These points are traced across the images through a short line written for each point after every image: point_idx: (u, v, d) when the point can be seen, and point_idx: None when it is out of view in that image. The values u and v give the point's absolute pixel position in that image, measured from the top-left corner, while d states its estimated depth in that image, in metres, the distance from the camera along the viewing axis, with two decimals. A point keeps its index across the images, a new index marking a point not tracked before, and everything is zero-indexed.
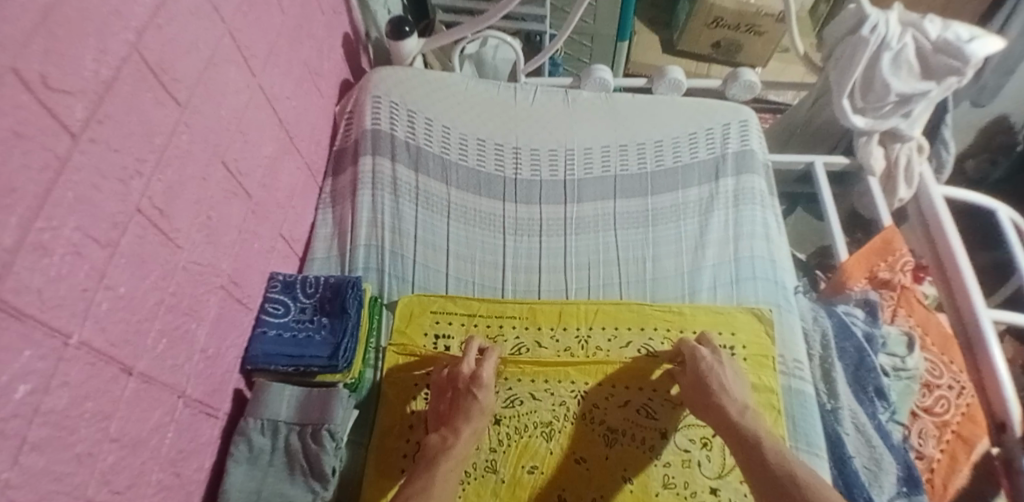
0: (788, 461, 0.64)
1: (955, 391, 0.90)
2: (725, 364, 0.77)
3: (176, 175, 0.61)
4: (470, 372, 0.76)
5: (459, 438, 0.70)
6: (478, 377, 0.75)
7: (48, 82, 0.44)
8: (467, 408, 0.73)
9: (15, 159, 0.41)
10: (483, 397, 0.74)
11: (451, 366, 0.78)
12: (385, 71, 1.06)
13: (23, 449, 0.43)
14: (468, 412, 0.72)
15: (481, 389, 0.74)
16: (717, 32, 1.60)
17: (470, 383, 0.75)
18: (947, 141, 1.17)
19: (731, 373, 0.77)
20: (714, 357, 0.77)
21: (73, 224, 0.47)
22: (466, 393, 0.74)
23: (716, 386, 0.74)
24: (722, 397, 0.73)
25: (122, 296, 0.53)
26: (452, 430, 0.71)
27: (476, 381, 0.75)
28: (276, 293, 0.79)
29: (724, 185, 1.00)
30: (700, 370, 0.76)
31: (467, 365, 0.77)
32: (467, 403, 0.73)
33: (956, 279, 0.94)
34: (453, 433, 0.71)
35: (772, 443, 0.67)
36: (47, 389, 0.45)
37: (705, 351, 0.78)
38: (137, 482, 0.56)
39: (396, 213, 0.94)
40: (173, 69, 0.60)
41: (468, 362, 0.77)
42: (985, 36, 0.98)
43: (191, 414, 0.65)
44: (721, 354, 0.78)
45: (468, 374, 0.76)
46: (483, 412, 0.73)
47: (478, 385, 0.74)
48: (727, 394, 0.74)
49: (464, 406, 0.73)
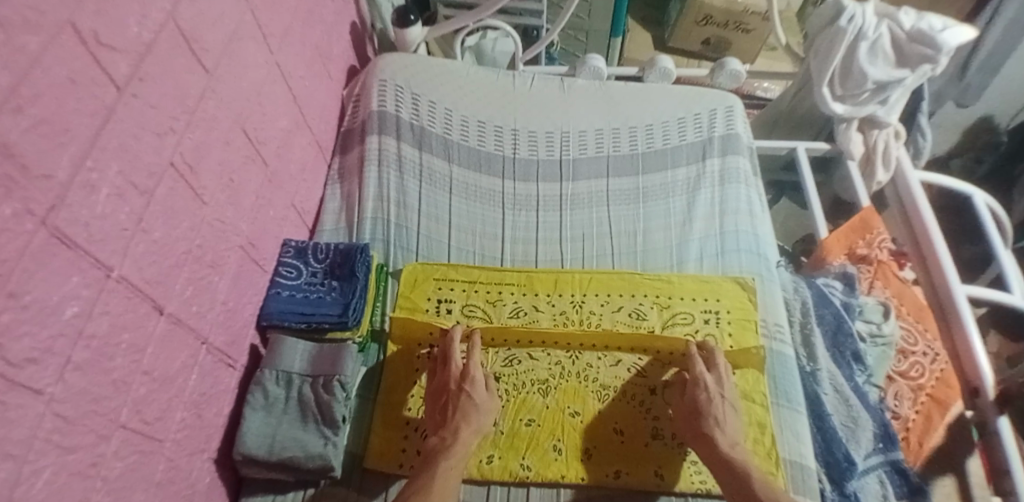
0: (777, 495, 0.69)
1: (930, 357, 0.95)
2: (726, 400, 0.78)
3: (203, 137, 0.66)
4: (459, 371, 0.80)
5: (459, 437, 0.73)
6: (470, 377, 0.78)
7: (99, 38, 0.49)
8: (463, 409, 0.75)
9: (70, 104, 0.46)
10: (478, 397, 0.77)
11: (438, 371, 0.81)
12: (391, 57, 1.12)
13: (67, 368, 0.47)
14: (465, 412, 0.75)
15: (474, 386, 0.78)
16: (706, 29, 1.67)
17: (461, 382, 0.78)
18: (923, 128, 1.24)
19: (729, 409, 0.78)
20: (717, 388, 0.79)
21: (116, 169, 0.52)
22: (460, 395, 0.77)
23: (712, 419, 0.75)
24: (716, 431, 0.75)
25: (155, 240, 0.58)
26: (451, 432, 0.74)
27: (468, 380, 0.78)
28: (289, 257, 0.85)
29: (710, 165, 1.05)
30: (699, 402, 0.77)
31: (456, 366, 0.80)
32: (463, 403, 0.76)
33: (934, 263, 1.01)
34: (451, 434, 0.74)
35: (761, 478, 0.71)
36: (91, 315, 0.50)
37: (708, 380, 0.79)
38: (163, 416, 0.61)
39: (401, 188, 0.99)
40: (202, 39, 0.65)
41: (456, 361, 0.80)
42: (956, 26, 1.05)
43: (212, 361, 0.69)
44: (724, 385, 0.79)
45: (457, 374, 0.79)
46: (489, 410, 0.77)
47: (470, 385, 0.78)
48: (720, 428, 0.75)
49: (461, 407, 0.76)
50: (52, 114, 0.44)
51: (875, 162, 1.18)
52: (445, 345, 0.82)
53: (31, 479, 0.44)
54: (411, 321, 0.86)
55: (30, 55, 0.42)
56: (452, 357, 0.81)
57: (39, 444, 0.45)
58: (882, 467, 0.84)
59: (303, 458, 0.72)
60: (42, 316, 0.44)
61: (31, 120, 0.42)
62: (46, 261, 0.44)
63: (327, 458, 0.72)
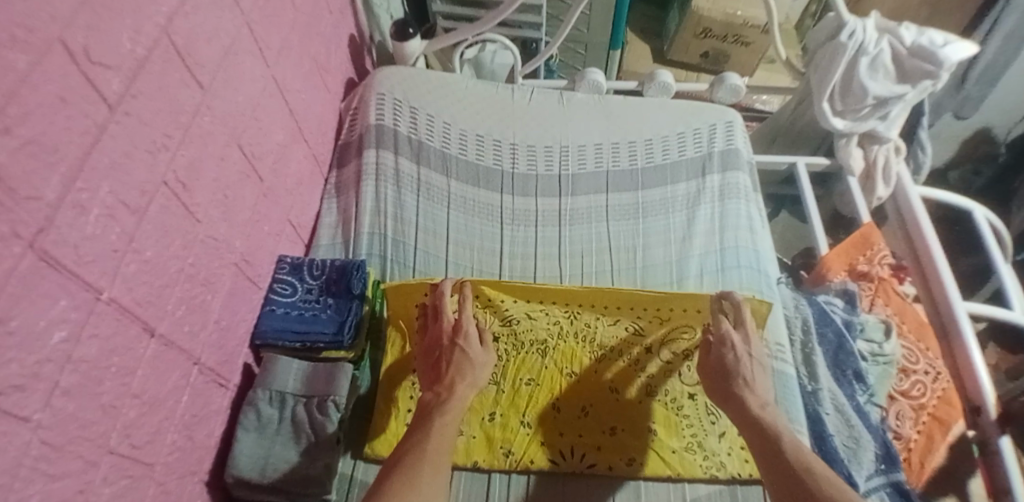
0: (809, 459, 0.66)
1: (931, 377, 0.94)
2: (754, 358, 0.78)
3: (197, 154, 0.65)
4: (451, 325, 0.78)
5: (453, 392, 0.72)
6: (463, 331, 0.77)
7: (90, 54, 0.48)
8: (456, 361, 0.74)
9: (59, 123, 0.45)
10: (471, 348, 0.76)
11: (433, 326, 0.79)
12: (389, 70, 1.12)
13: (55, 393, 0.46)
14: (458, 365, 0.74)
15: (466, 340, 0.76)
16: (705, 42, 1.67)
17: (454, 337, 0.77)
18: (924, 143, 1.24)
19: (759, 369, 0.77)
20: (744, 346, 0.78)
21: (107, 189, 0.51)
22: (454, 349, 0.76)
23: (741, 381, 0.75)
24: (745, 390, 0.74)
25: (147, 260, 0.57)
26: (446, 387, 0.73)
27: (461, 335, 0.77)
28: (284, 273, 0.84)
29: (710, 181, 1.05)
30: (727, 362, 0.76)
31: (450, 320, 0.79)
32: (457, 357, 0.75)
33: (938, 284, 1.00)
34: (447, 389, 0.72)
35: (791, 440, 0.68)
36: (79, 339, 0.48)
37: (736, 338, 0.78)
38: (153, 439, 0.60)
39: (398, 203, 0.98)
40: (197, 54, 0.64)
41: (448, 314, 0.79)
42: (956, 41, 1.06)
43: (204, 381, 0.68)
44: (751, 344, 0.79)
45: (450, 327, 0.78)
46: (485, 364, 0.75)
47: (463, 339, 0.76)
48: (750, 389, 0.74)
49: (456, 361, 0.75)
50: (40, 133, 0.43)
51: (876, 178, 1.17)
52: (436, 299, 0.80)
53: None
54: (404, 286, 0.84)
55: (19, 74, 0.41)
56: (444, 312, 0.79)
57: (25, 472, 0.43)
58: (885, 487, 0.83)
59: (297, 481, 0.71)
60: (28, 342, 0.43)
61: (20, 140, 0.41)
62: (34, 285, 0.43)
63: (321, 479, 0.71)
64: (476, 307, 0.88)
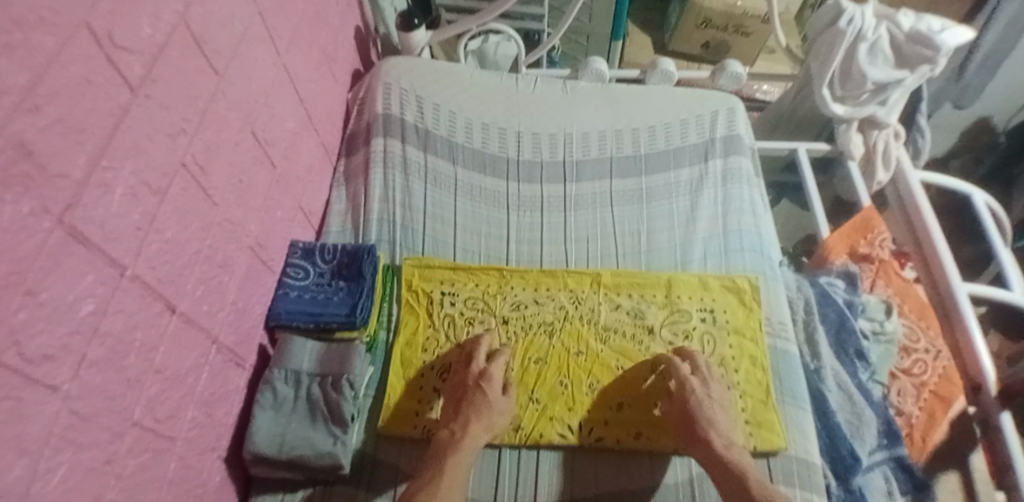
0: None
1: (932, 354, 0.95)
2: (715, 400, 0.77)
3: (213, 138, 0.67)
4: (479, 369, 0.79)
5: (467, 432, 0.73)
6: (488, 374, 0.78)
7: (113, 38, 0.50)
8: (476, 404, 0.76)
9: (84, 105, 0.47)
10: (492, 395, 0.77)
11: (462, 367, 0.81)
12: (395, 60, 1.13)
13: (82, 365, 0.48)
14: (476, 408, 0.75)
15: (490, 385, 0.77)
16: (706, 32, 1.69)
17: (479, 379, 0.78)
18: (923, 128, 1.25)
19: (720, 408, 0.77)
20: (703, 390, 0.78)
21: (130, 169, 0.53)
22: (476, 391, 0.77)
23: (706, 422, 0.75)
24: (711, 433, 0.74)
25: (167, 240, 0.59)
26: (460, 425, 0.74)
27: (485, 378, 0.78)
28: (297, 258, 0.86)
29: (712, 166, 1.06)
30: (689, 406, 0.76)
31: (478, 363, 0.80)
32: (477, 399, 0.76)
33: (937, 267, 1.01)
34: (461, 428, 0.74)
35: (757, 482, 0.70)
36: (105, 313, 0.50)
37: (695, 384, 0.78)
38: (175, 415, 0.61)
39: (406, 189, 1.00)
40: (212, 42, 0.66)
41: (479, 359, 0.81)
42: (953, 26, 1.07)
43: (221, 361, 0.70)
44: (711, 386, 0.79)
45: (477, 371, 0.79)
46: (503, 411, 0.77)
47: (487, 383, 0.77)
48: (715, 429, 0.75)
49: (475, 401, 0.76)
50: (67, 113, 0.45)
51: (876, 162, 1.19)
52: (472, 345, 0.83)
53: (47, 476, 0.44)
54: (421, 276, 0.92)
55: (47, 55, 0.42)
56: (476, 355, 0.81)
57: (55, 441, 0.45)
58: (887, 463, 0.86)
59: (312, 457, 0.72)
60: (58, 314, 0.45)
61: (48, 119, 0.43)
62: (63, 259, 0.45)
63: (336, 457, 0.72)
64: (487, 293, 0.92)
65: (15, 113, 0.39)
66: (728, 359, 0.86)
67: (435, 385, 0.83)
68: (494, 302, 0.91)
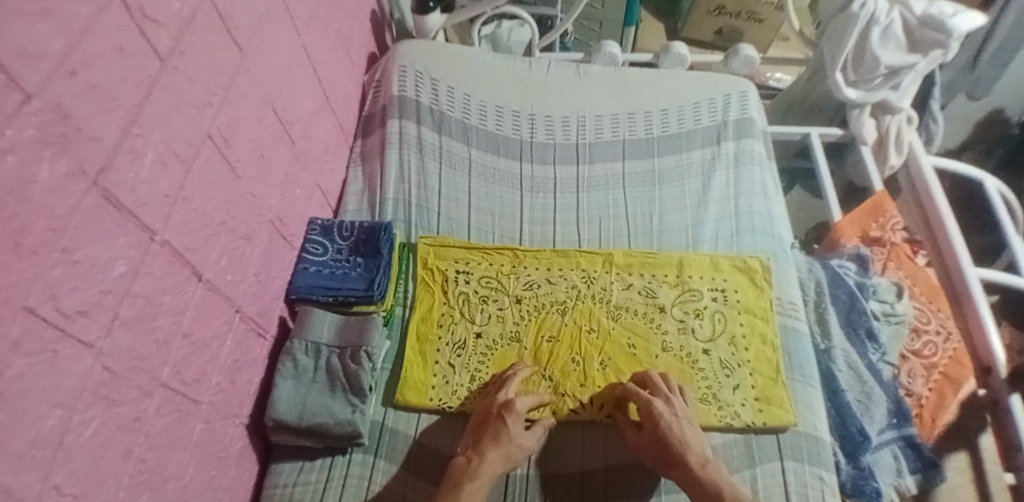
0: None
1: (942, 336, 0.95)
2: (682, 418, 0.75)
3: (236, 113, 0.69)
4: (504, 398, 0.77)
5: (485, 460, 0.71)
6: (512, 406, 0.75)
7: (143, 10, 0.52)
8: (497, 433, 0.73)
9: (117, 73, 0.49)
10: (513, 428, 0.74)
11: (490, 394, 0.79)
12: (410, 43, 1.15)
13: (115, 323, 0.49)
14: (497, 438, 0.73)
15: (512, 416, 0.74)
16: (719, 18, 1.69)
17: (501, 409, 0.75)
18: (936, 114, 1.26)
19: (688, 425, 0.75)
20: (669, 410, 0.75)
21: (159, 137, 0.55)
22: (498, 420, 0.74)
23: (677, 441, 0.72)
24: (685, 452, 0.72)
25: (194, 209, 0.61)
26: (477, 453, 0.72)
27: (508, 408, 0.75)
28: (315, 235, 0.88)
29: (725, 148, 1.07)
30: (659, 428, 0.73)
31: (506, 393, 0.77)
32: (499, 429, 0.73)
33: (948, 254, 0.99)
34: (478, 454, 0.72)
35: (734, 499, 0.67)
36: (136, 275, 0.52)
37: (661, 405, 0.75)
38: (200, 379, 0.63)
39: (421, 170, 1.02)
40: (235, 18, 0.68)
41: (507, 389, 0.78)
42: (966, 11, 1.06)
43: (244, 330, 0.72)
44: (676, 405, 0.76)
45: (502, 400, 0.76)
46: (527, 447, 0.74)
47: (509, 414, 0.74)
48: (688, 448, 0.72)
49: (495, 430, 0.73)
50: (101, 80, 0.47)
51: (888, 146, 1.19)
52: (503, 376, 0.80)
53: (80, 428, 0.45)
54: (437, 253, 0.94)
55: (83, 22, 0.44)
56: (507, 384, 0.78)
57: (88, 395, 0.46)
58: (897, 442, 0.86)
59: (332, 425, 0.74)
60: (93, 273, 0.46)
61: (84, 84, 0.45)
62: (97, 220, 0.47)
63: (356, 424, 0.74)
64: (501, 272, 0.93)
65: (53, 76, 0.41)
66: (738, 337, 0.87)
67: (451, 360, 0.85)
68: (507, 281, 0.92)
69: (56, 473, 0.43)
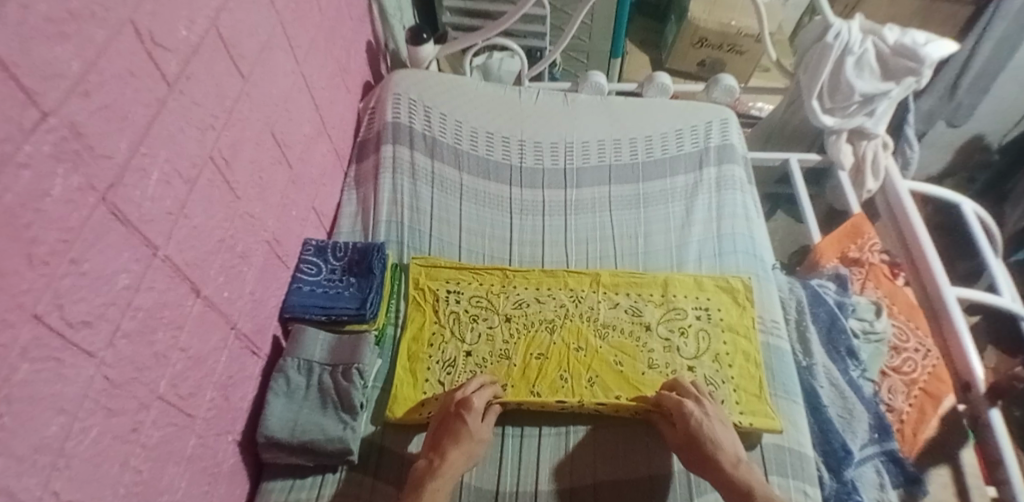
0: None
1: (922, 353, 0.98)
2: (713, 417, 0.78)
3: (237, 136, 0.72)
4: (461, 395, 0.79)
5: (447, 459, 0.74)
6: (469, 404, 0.78)
7: (155, 37, 0.55)
8: (457, 432, 0.76)
9: (128, 94, 0.52)
10: (472, 423, 0.77)
11: (449, 392, 0.82)
12: (404, 73, 1.19)
13: (117, 335, 0.51)
14: (457, 436, 0.75)
15: (471, 412, 0.77)
16: (702, 51, 1.76)
17: (459, 407, 0.78)
18: (911, 140, 1.30)
19: (720, 424, 0.78)
20: (700, 410, 0.78)
21: (165, 156, 0.57)
22: (456, 417, 0.77)
23: (708, 441, 0.75)
24: (716, 451, 0.74)
25: (195, 226, 0.63)
26: (439, 453, 0.75)
27: (466, 406, 0.78)
28: (310, 255, 0.91)
29: (707, 174, 1.11)
30: (692, 428, 0.76)
31: (462, 391, 0.80)
32: (457, 427, 0.76)
33: (925, 269, 1.04)
34: (438, 455, 0.75)
35: (763, 492, 0.70)
36: (139, 287, 0.54)
37: (693, 405, 0.78)
38: (196, 393, 0.64)
39: (414, 193, 1.05)
40: (239, 46, 0.71)
41: (465, 387, 0.81)
42: (939, 40, 1.10)
43: (239, 347, 0.74)
44: (706, 405, 0.79)
45: (459, 397, 0.79)
46: (484, 440, 0.77)
47: (467, 412, 0.77)
48: (719, 447, 0.75)
49: (454, 429, 0.76)
50: (113, 101, 0.50)
51: (866, 172, 1.23)
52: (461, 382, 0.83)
53: (80, 435, 0.47)
54: (426, 273, 0.96)
55: (97, 46, 0.47)
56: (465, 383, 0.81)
57: (89, 404, 0.48)
58: (879, 456, 0.88)
59: (323, 442, 0.75)
60: (98, 284, 0.48)
61: (97, 104, 0.47)
62: (102, 234, 0.49)
63: (346, 441, 0.75)
64: (491, 291, 0.95)
65: (68, 96, 0.44)
66: (723, 354, 0.89)
67: (440, 378, 0.86)
68: (497, 301, 0.94)
69: (57, 478, 0.44)
